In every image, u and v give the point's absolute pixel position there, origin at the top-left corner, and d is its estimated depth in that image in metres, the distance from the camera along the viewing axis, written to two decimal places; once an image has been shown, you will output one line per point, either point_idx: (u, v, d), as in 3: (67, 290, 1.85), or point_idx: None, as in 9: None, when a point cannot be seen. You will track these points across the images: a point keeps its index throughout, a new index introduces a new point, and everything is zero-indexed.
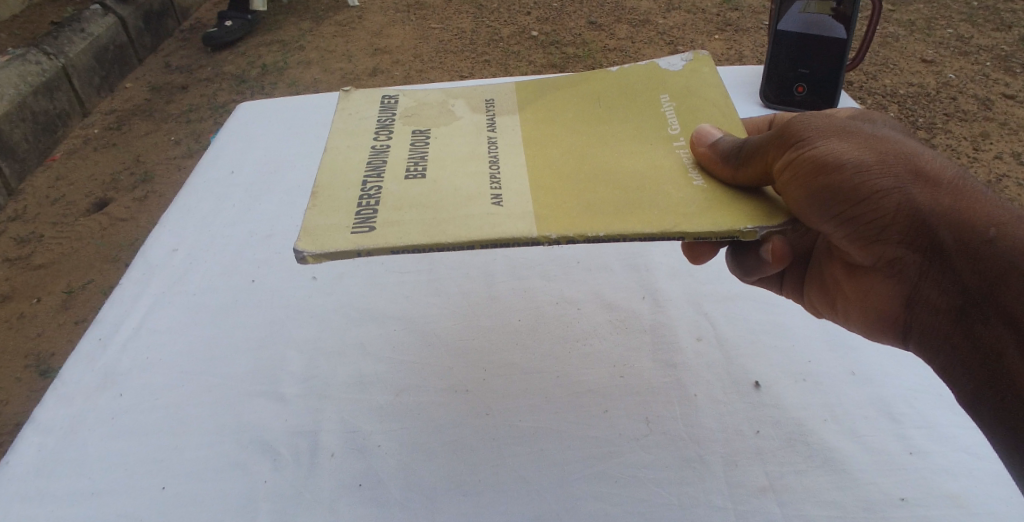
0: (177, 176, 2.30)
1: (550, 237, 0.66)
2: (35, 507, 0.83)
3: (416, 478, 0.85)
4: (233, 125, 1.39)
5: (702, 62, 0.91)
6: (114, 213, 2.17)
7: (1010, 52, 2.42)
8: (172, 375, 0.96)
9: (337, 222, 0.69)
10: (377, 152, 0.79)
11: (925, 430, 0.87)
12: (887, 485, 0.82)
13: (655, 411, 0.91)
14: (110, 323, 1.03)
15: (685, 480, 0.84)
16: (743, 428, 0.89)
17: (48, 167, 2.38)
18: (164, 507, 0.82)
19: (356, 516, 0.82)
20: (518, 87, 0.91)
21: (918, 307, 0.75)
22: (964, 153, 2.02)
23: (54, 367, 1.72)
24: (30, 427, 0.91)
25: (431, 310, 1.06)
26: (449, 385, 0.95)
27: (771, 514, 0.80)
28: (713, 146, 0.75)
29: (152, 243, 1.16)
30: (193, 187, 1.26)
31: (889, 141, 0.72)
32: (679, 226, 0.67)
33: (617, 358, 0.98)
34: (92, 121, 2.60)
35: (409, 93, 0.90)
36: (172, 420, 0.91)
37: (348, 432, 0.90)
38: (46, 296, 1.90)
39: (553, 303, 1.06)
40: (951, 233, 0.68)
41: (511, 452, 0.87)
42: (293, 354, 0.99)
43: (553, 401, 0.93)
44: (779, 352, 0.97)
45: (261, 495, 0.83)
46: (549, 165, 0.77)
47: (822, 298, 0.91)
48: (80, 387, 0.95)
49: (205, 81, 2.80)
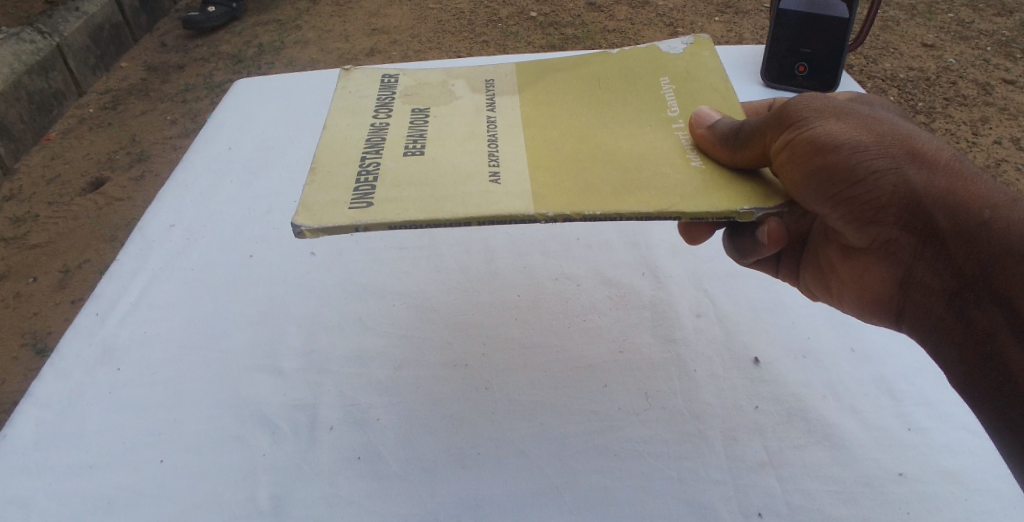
0: (173, 155, 2.29)
1: (547, 215, 0.65)
2: (39, 481, 0.83)
3: (417, 452, 0.85)
4: (232, 101, 1.37)
5: (702, 47, 0.90)
6: (110, 193, 2.15)
7: (1011, 37, 2.41)
8: (174, 349, 0.96)
9: (336, 198, 0.68)
10: (376, 129, 0.78)
11: (924, 407, 0.87)
12: (886, 461, 0.82)
13: (655, 386, 0.91)
14: (108, 297, 1.03)
15: (685, 454, 0.84)
16: (743, 404, 0.89)
17: (43, 147, 2.35)
18: (166, 481, 0.82)
19: (357, 488, 0.82)
20: (519, 69, 0.89)
21: (911, 289, 0.75)
22: (964, 138, 2.02)
23: (51, 345, 1.72)
24: (30, 400, 0.91)
25: (431, 284, 1.06)
26: (449, 359, 0.95)
27: (770, 488, 0.80)
28: (712, 127, 0.74)
29: (151, 218, 1.15)
30: (193, 163, 1.25)
31: (886, 123, 0.71)
32: (676, 205, 0.66)
33: (618, 333, 0.98)
34: (88, 100, 2.58)
35: (408, 73, 0.89)
36: (175, 394, 0.91)
37: (348, 406, 0.90)
38: (42, 275, 1.90)
39: (553, 279, 1.06)
40: (945, 215, 0.68)
41: (512, 426, 0.88)
42: (293, 329, 0.99)
43: (554, 375, 0.93)
44: (780, 329, 0.97)
45: (261, 468, 0.83)
46: (546, 146, 0.76)
47: (817, 282, 0.91)
48: (80, 361, 0.95)
49: (202, 60, 2.78)
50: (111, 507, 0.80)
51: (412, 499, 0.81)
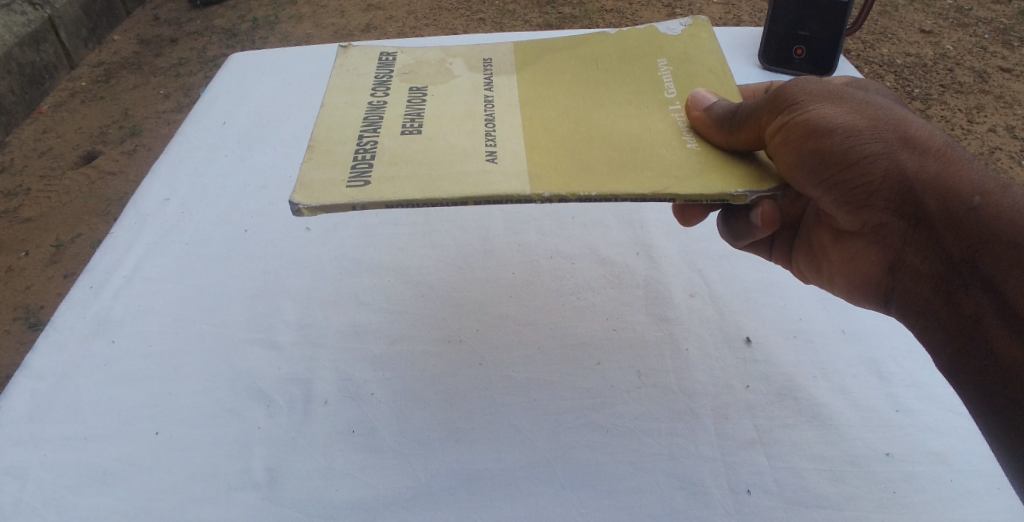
0: (166, 130, 2.27)
1: (543, 196, 0.65)
2: (34, 451, 0.83)
3: (411, 426, 0.86)
4: (226, 75, 1.36)
5: (701, 28, 0.89)
6: (103, 167, 2.14)
7: (1009, 25, 2.40)
8: (168, 322, 0.96)
9: (333, 176, 0.68)
10: (374, 108, 0.78)
11: (913, 388, 0.88)
12: (873, 440, 0.84)
13: (647, 364, 0.92)
14: (102, 270, 1.03)
15: (676, 431, 0.85)
16: (734, 382, 0.90)
17: (35, 119, 2.33)
18: (161, 452, 0.83)
19: (351, 460, 0.82)
20: (518, 48, 0.89)
21: (900, 273, 0.75)
22: (959, 125, 2.02)
23: (44, 319, 1.71)
24: (24, 372, 0.91)
25: (427, 260, 1.06)
26: (443, 334, 0.96)
27: (759, 465, 0.81)
28: (708, 110, 0.74)
29: (145, 192, 1.15)
30: (187, 136, 1.24)
31: (880, 108, 0.72)
32: (671, 188, 0.66)
33: (611, 311, 0.99)
34: (80, 73, 2.55)
35: (407, 52, 0.88)
36: (169, 367, 0.91)
37: (342, 380, 0.90)
38: (34, 249, 1.88)
39: (548, 256, 1.07)
40: (936, 201, 0.68)
41: (505, 401, 0.88)
42: (288, 303, 0.99)
43: (547, 351, 0.94)
44: (772, 309, 0.98)
45: (255, 440, 0.84)
46: (542, 126, 0.75)
47: (809, 264, 0.92)
48: (74, 333, 0.95)
49: (196, 34, 2.75)
50: (106, 477, 0.81)
51: (405, 472, 0.81)
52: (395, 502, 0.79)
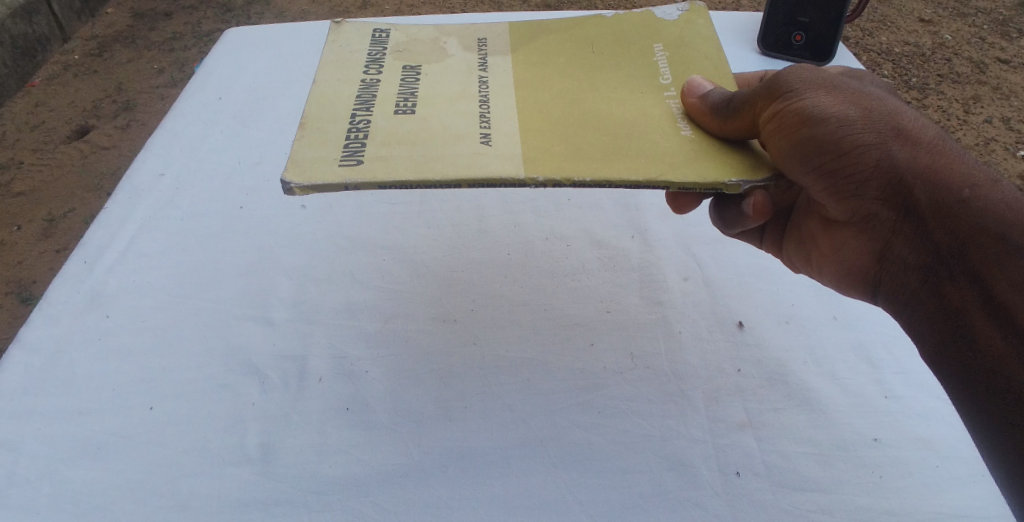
0: (160, 106, 2.25)
1: (536, 180, 0.65)
2: (27, 425, 0.83)
3: (405, 404, 0.86)
4: (222, 49, 1.35)
5: (697, 14, 0.88)
6: (96, 141, 2.12)
7: (1009, 16, 2.40)
8: (163, 296, 0.96)
9: (326, 154, 0.68)
10: (366, 86, 0.77)
11: (901, 375, 0.89)
12: (862, 426, 0.85)
13: (641, 346, 0.93)
14: (96, 244, 1.02)
15: (668, 413, 0.86)
16: (725, 366, 0.90)
17: (27, 92, 2.30)
18: (155, 426, 0.83)
19: (344, 437, 0.83)
20: (513, 28, 0.88)
21: (888, 263, 0.76)
22: (955, 116, 2.02)
23: (36, 294, 1.71)
24: (18, 345, 0.91)
25: (421, 240, 1.06)
26: (436, 314, 0.96)
27: (748, 447, 0.82)
28: (703, 97, 0.74)
29: (139, 166, 1.14)
30: (180, 110, 1.23)
31: (875, 98, 0.72)
32: (664, 175, 0.66)
33: (605, 293, 0.99)
34: (74, 46, 2.51)
35: (401, 30, 0.87)
36: (163, 341, 0.91)
37: (336, 357, 0.90)
38: (27, 223, 1.87)
39: (543, 237, 1.07)
40: (926, 193, 0.68)
41: (498, 381, 0.89)
42: (282, 279, 0.99)
43: (541, 332, 0.94)
44: (765, 295, 0.99)
45: (249, 417, 0.84)
46: (537, 108, 0.75)
47: (798, 252, 0.92)
48: (67, 307, 0.95)
49: (191, 8, 2.71)
50: (100, 451, 0.81)
51: (399, 449, 0.82)
52: (388, 478, 0.79)
